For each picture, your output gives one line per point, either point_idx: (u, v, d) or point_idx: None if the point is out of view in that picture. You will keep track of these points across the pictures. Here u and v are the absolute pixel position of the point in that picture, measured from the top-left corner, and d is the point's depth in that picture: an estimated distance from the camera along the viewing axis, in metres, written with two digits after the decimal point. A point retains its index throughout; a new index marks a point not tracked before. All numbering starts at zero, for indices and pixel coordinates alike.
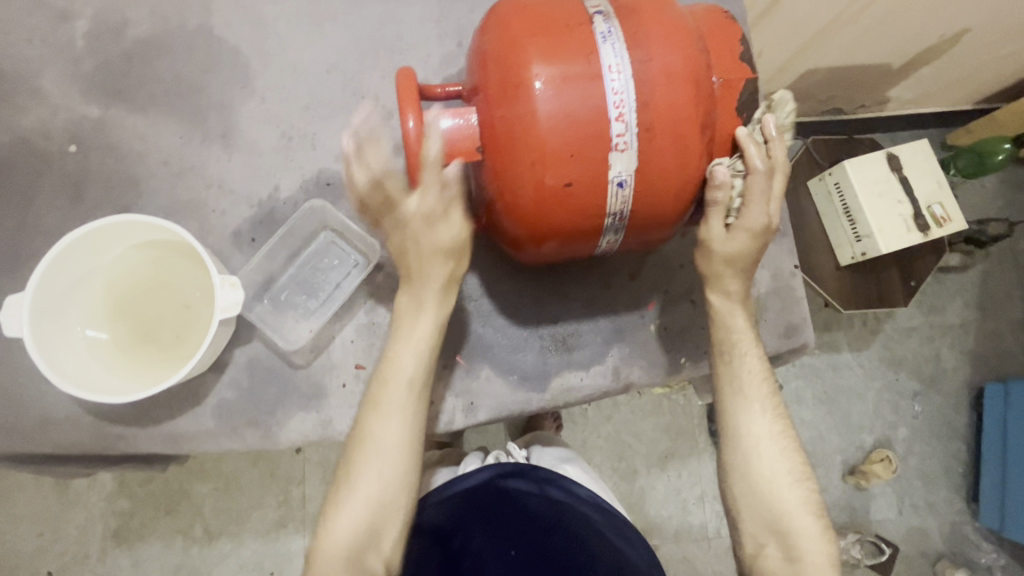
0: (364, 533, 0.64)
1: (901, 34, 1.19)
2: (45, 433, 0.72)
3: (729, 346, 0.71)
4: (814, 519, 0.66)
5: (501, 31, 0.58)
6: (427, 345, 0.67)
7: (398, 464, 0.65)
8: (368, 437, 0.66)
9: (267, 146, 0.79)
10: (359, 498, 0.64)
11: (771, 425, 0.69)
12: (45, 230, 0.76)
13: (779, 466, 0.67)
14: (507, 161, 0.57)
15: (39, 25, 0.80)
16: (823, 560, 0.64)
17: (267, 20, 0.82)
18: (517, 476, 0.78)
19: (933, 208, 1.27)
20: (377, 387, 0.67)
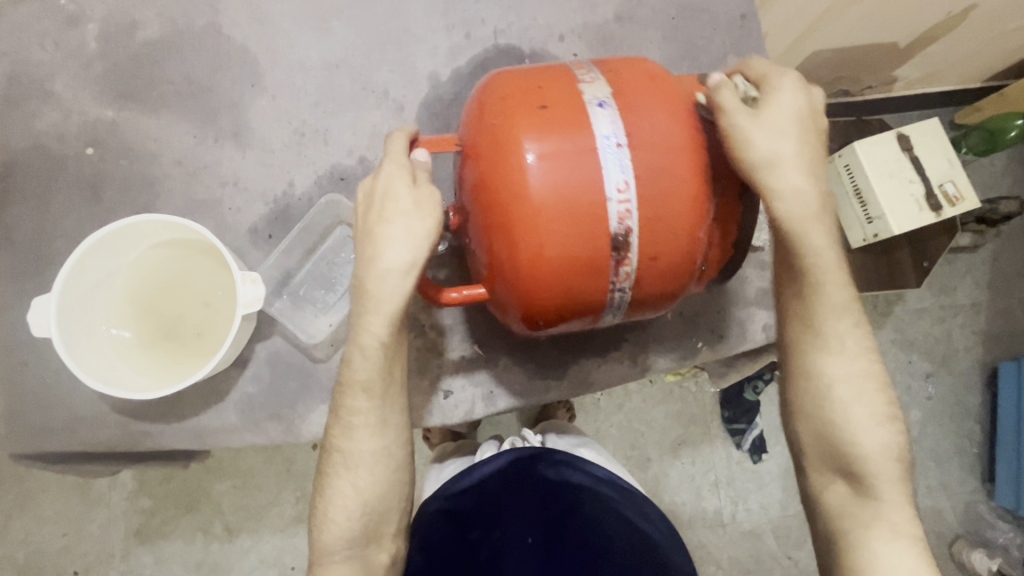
0: (354, 538, 0.64)
1: (909, 11, 1.18)
2: (72, 431, 0.73)
3: (815, 274, 0.64)
4: (892, 462, 0.63)
5: (492, 104, 0.59)
6: (383, 349, 0.62)
7: (372, 470, 0.64)
8: (355, 422, 0.64)
9: (279, 144, 0.80)
10: (343, 506, 0.64)
11: (851, 364, 0.65)
12: (64, 233, 0.77)
13: (859, 406, 0.64)
14: (503, 236, 0.57)
15: (49, 29, 0.81)
16: (900, 504, 0.61)
17: (274, 17, 0.82)
18: (536, 458, 0.79)
19: (945, 186, 1.26)
20: (343, 395, 0.65)
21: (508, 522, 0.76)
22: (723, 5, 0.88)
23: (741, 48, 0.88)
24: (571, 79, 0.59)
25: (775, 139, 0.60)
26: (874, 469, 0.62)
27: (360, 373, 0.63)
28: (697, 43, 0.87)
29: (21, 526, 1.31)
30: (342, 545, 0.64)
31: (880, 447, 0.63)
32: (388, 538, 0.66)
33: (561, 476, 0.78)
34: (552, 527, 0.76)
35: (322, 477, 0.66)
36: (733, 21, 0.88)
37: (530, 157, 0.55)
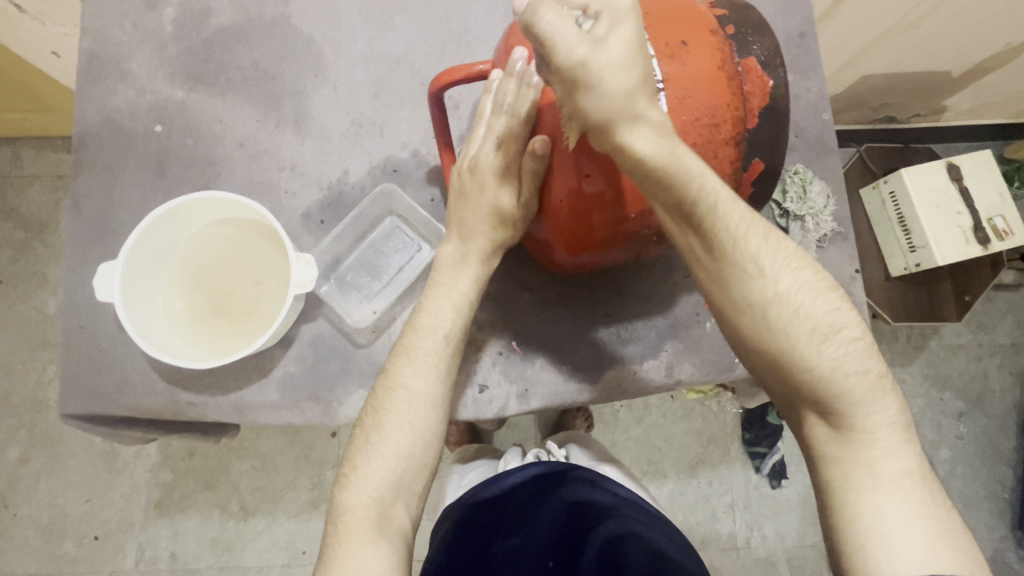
0: (391, 483, 0.62)
1: (967, 41, 1.17)
2: (122, 395, 0.76)
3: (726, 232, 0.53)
4: (860, 378, 0.54)
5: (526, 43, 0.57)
6: (457, 298, 0.69)
7: (429, 413, 0.65)
8: (399, 384, 0.66)
9: (338, 133, 0.82)
10: (393, 440, 0.63)
11: (791, 277, 0.55)
12: (128, 204, 0.81)
13: (806, 323, 0.54)
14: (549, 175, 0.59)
15: (128, 11, 0.85)
16: (881, 422, 0.53)
17: (340, 11, 0.85)
18: (567, 477, 0.84)
19: (994, 221, 1.23)
20: (413, 337, 0.68)
21: (524, 538, 0.77)
22: (782, 22, 0.88)
23: (797, 67, 0.88)
24: None
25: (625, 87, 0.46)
26: (824, 371, 0.53)
27: (439, 320, 0.68)
28: None
29: (50, 488, 1.35)
30: (379, 487, 0.61)
31: (815, 337, 0.54)
32: (416, 497, 0.63)
33: (591, 495, 0.81)
34: (568, 545, 0.76)
35: (372, 417, 0.65)
36: (790, 39, 0.88)
37: None
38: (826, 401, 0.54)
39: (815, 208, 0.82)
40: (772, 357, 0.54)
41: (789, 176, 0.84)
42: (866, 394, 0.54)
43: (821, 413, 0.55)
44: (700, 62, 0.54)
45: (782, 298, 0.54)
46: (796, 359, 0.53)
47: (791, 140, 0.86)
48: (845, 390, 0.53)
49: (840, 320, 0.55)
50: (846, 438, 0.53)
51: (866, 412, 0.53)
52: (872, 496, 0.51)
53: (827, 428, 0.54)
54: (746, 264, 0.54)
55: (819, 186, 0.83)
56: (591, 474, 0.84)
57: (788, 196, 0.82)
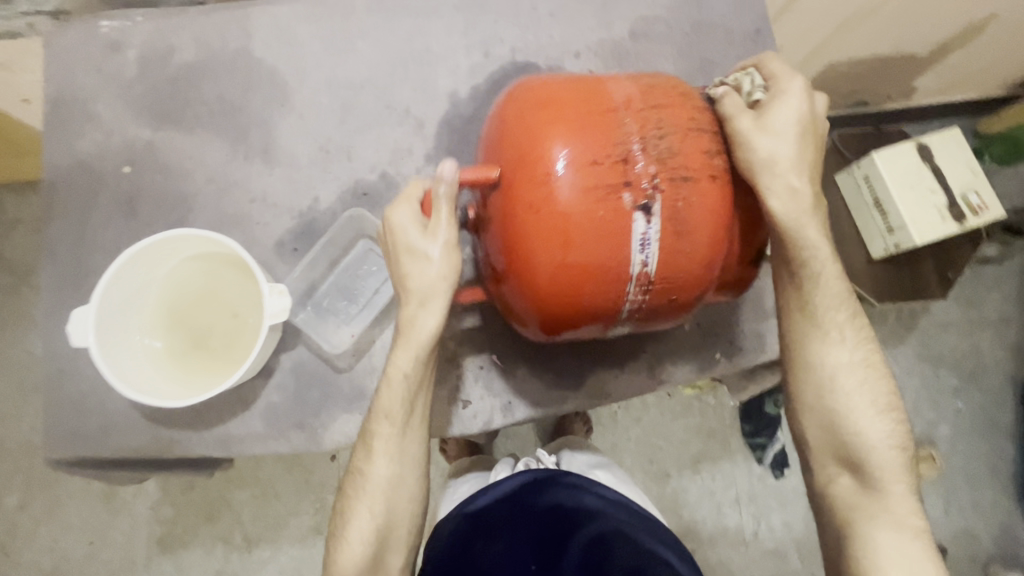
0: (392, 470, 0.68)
1: (928, 22, 1.19)
2: (106, 437, 0.76)
3: (817, 302, 0.67)
4: (897, 453, 0.65)
5: (528, 116, 0.61)
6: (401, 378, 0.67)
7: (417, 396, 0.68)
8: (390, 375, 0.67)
9: (306, 160, 0.83)
10: (368, 500, 0.67)
11: (854, 354, 0.67)
12: (101, 245, 0.81)
13: (862, 396, 0.66)
14: (527, 238, 0.59)
15: (92, 54, 0.85)
16: (903, 493, 0.64)
17: (302, 40, 0.86)
18: (553, 481, 0.83)
19: (968, 196, 1.25)
20: (385, 396, 0.67)
21: (510, 543, 0.76)
22: (738, 19, 0.90)
23: None
24: (609, 89, 0.61)
25: (775, 141, 0.62)
26: (871, 441, 0.65)
27: (390, 401, 0.67)
28: (711, 57, 0.88)
29: (52, 533, 1.34)
30: (363, 542, 0.66)
31: (869, 407, 0.66)
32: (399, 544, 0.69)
33: (576, 499, 0.81)
34: (553, 547, 0.75)
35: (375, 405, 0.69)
36: (747, 36, 0.89)
37: (561, 165, 0.58)
38: (855, 458, 0.65)
39: None
40: (828, 415, 0.67)
41: None
42: (893, 465, 0.65)
43: (848, 470, 0.66)
44: (685, 139, 0.59)
45: (844, 370, 0.66)
46: (841, 419, 0.66)
47: None
48: (877, 458, 0.64)
49: (890, 402, 0.67)
50: (870, 492, 0.64)
51: (893, 477, 0.64)
52: (873, 537, 0.62)
53: (852, 484, 0.66)
54: (828, 332, 0.67)
55: None
56: (579, 480, 0.84)
57: None
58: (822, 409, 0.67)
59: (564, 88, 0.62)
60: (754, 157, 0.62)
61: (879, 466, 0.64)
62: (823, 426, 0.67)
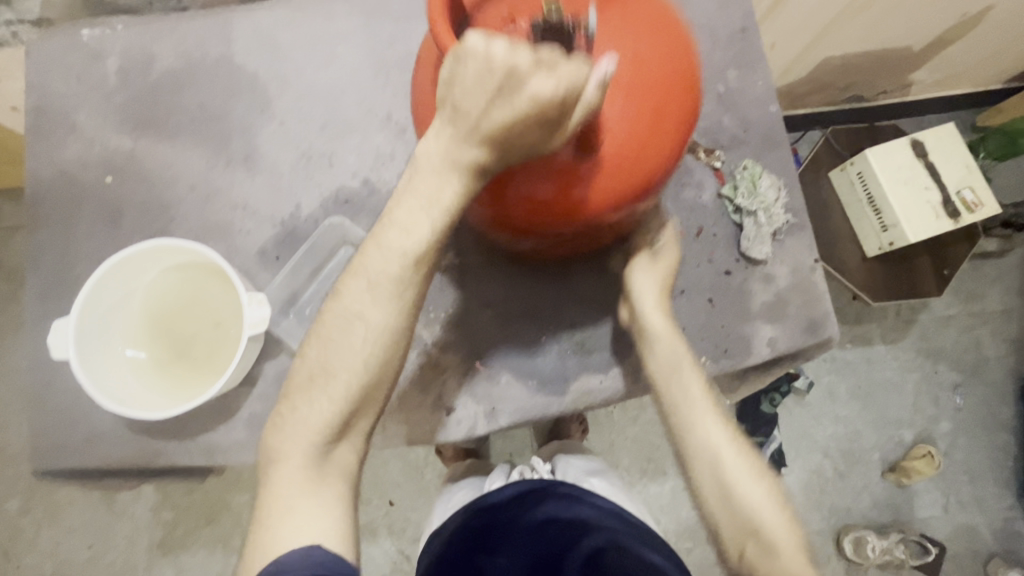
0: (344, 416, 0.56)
1: (920, 16, 1.18)
2: (91, 448, 0.76)
3: (672, 396, 0.71)
4: (780, 510, 0.65)
5: None
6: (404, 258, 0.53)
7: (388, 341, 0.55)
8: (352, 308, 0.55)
9: (288, 167, 0.83)
10: (328, 394, 0.55)
11: (722, 429, 0.69)
12: (85, 256, 0.81)
13: (740, 466, 0.67)
14: (611, 125, 0.52)
15: (73, 65, 0.85)
16: (796, 553, 0.62)
17: (283, 46, 0.86)
18: (546, 491, 0.86)
19: (963, 193, 1.24)
20: (353, 288, 0.55)
21: (509, 553, 0.76)
22: (723, 17, 0.88)
23: (742, 61, 0.88)
24: None
25: (652, 276, 0.74)
26: (752, 506, 0.65)
27: (373, 282, 0.54)
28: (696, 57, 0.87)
29: (51, 539, 1.34)
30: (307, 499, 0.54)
31: (748, 473, 0.67)
32: (359, 433, 0.58)
33: (572, 510, 0.81)
34: (550, 554, 0.74)
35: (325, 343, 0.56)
36: (732, 34, 0.88)
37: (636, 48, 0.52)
38: (749, 522, 0.65)
39: (766, 202, 0.81)
40: (719, 484, 0.67)
41: (738, 173, 0.84)
42: (779, 524, 0.64)
43: (751, 537, 0.65)
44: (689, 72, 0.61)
45: (715, 443, 0.69)
46: (728, 487, 0.67)
47: (741, 135, 0.86)
48: (765, 522, 0.64)
49: (761, 474, 0.68)
50: (769, 554, 0.63)
51: (787, 541, 0.63)
52: None
53: (756, 551, 0.64)
54: (691, 411, 0.70)
55: (769, 180, 0.83)
56: (573, 491, 0.86)
57: (739, 192, 0.82)
58: (706, 481, 0.68)
59: None
60: (631, 285, 0.75)
61: (768, 528, 0.64)
62: (715, 497, 0.67)
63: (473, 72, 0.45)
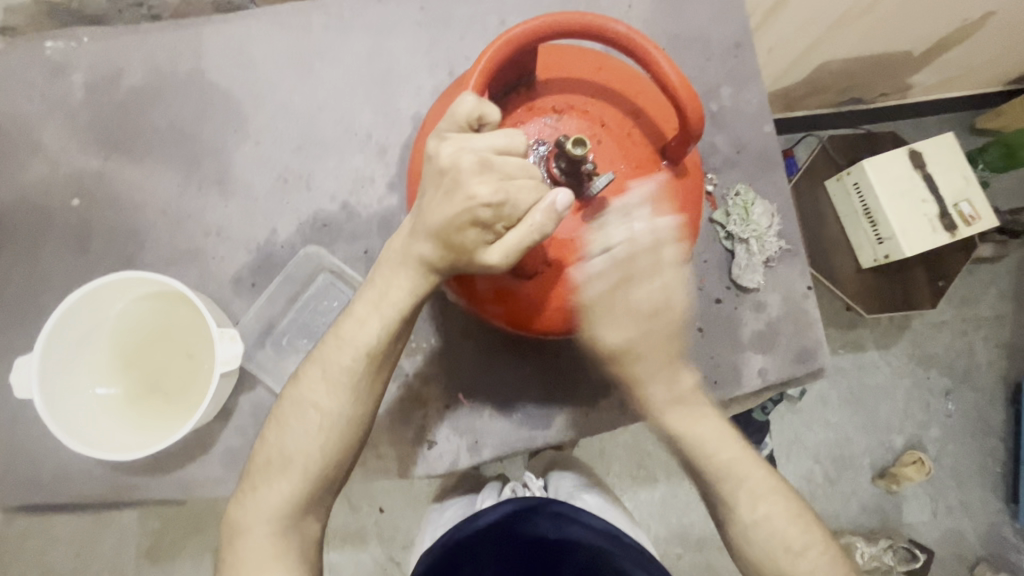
0: (294, 505, 0.58)
1: (920, 22, 1.14)
2: (62, 484, 0.74)
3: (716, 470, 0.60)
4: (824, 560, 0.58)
5: (613, 115, 0.52)
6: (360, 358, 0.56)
7: (344, 434, 0.58)
8: (303, 398, 0.58)
9: (263, 190, 0.79)
10: (286, 474, 0.58)
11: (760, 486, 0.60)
12: (51, 284, 0.78)
13: (777, 526, 0.58)
14: (580, 257, 0.52)
15: (36, 80, 0.81)
16: None
17: (257, 62, 0.82)
18: (537, 509, 0.81)
19: (960, 206, 1.21)
20: (309, 376, 0.58)
21: None
22: (717, 32, 0.85)
23: (736, 78, 0.84)
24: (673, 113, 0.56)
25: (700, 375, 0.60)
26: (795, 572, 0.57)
27: (331, 374, 0.57)
28: (688, 74, 0.84)
29: (27, 555, 1.30)
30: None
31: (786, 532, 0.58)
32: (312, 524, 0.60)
33: (560, 531, 0.78)
34: None
35: (278, 428, 0.59)
36: (726, 50, 0.85)
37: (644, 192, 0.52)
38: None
39: (758, 230, 0.79)
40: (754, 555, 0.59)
41: (730, 199, 0.81)
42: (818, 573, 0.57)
43: None
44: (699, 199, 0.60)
45: (753, 510, 0.59)
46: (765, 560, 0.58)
47: (734, 156, 0.83)
48: None
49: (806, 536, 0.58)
50: None
51: None
52: None
53: None
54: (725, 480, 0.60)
55: (762, 206, 0.80)
56: (564, 509, 0.81)
57: (731, 218, 0.79)
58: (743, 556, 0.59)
59: (635, 89, 0.54)
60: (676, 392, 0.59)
61: None
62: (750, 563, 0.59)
63: (434, 173, 0.47)
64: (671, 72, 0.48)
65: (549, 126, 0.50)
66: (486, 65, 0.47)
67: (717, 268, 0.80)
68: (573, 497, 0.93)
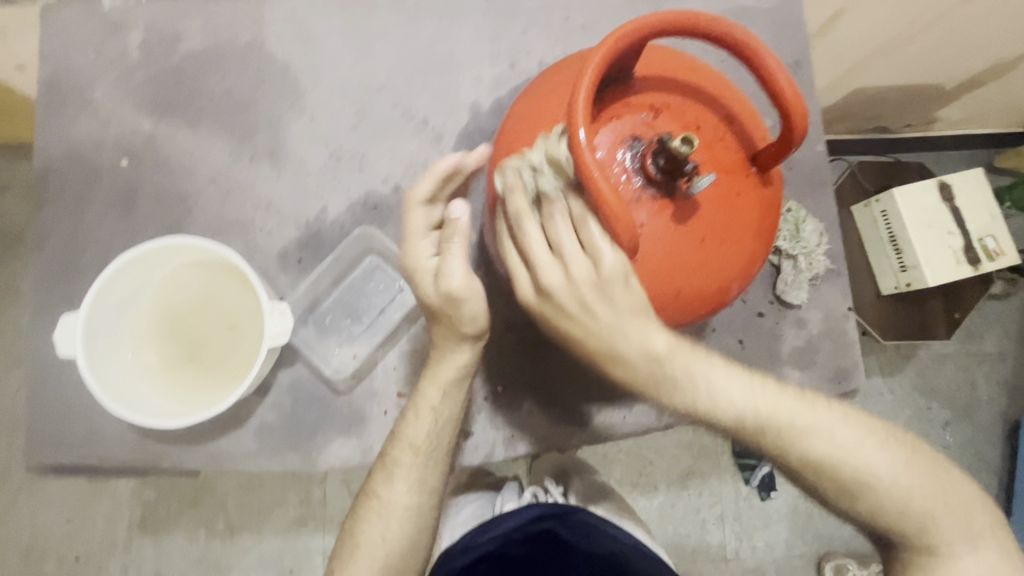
0: (392, 529, 0.68)
1: (960, 55, 1.15)
2: (91, 446, 0.73)
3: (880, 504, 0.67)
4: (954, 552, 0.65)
5: (705, 119, 0.51)
6: (427, 412, 0.66)
7: (426, 474, 0.68)
8: (405, 442, 0.68)
9: (315, 166, 0.79)
10: (392, 502, 0.68)
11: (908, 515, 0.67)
12: (92, 242, 0.77)
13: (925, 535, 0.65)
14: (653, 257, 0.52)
15: (92, 34, 0.80)
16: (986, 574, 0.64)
17: (318, 36, 0.81)
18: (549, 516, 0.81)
19: (985, 241, 1.23)
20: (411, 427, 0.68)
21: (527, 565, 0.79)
22: (777, 48, 0.86)
23: None
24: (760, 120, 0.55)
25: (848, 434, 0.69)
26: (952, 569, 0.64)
27: (398, 483, 0.68)
28: None
29: (15, 518, 1.26)
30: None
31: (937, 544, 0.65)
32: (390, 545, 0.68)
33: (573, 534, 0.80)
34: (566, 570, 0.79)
35: (383, 468, 0.69)
36: (785, 67, 0.85)
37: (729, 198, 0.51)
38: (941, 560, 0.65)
39: (808, 247, 0.79)
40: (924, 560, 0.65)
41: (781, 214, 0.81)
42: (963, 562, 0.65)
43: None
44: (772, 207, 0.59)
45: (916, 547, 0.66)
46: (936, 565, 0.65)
47: (786, 173, 0.83)
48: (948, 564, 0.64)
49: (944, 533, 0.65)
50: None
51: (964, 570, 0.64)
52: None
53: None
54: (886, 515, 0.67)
55: (812, 225, 0.81)
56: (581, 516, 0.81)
57: (781, 233, 0.80)
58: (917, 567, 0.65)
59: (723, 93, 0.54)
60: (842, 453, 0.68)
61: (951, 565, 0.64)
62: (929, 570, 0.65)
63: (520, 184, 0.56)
64: (781, 78, 0.46)
65: (644, 123, 0.50)
66: (600, 56, 0.45)
67: (761, 282, 0.81)
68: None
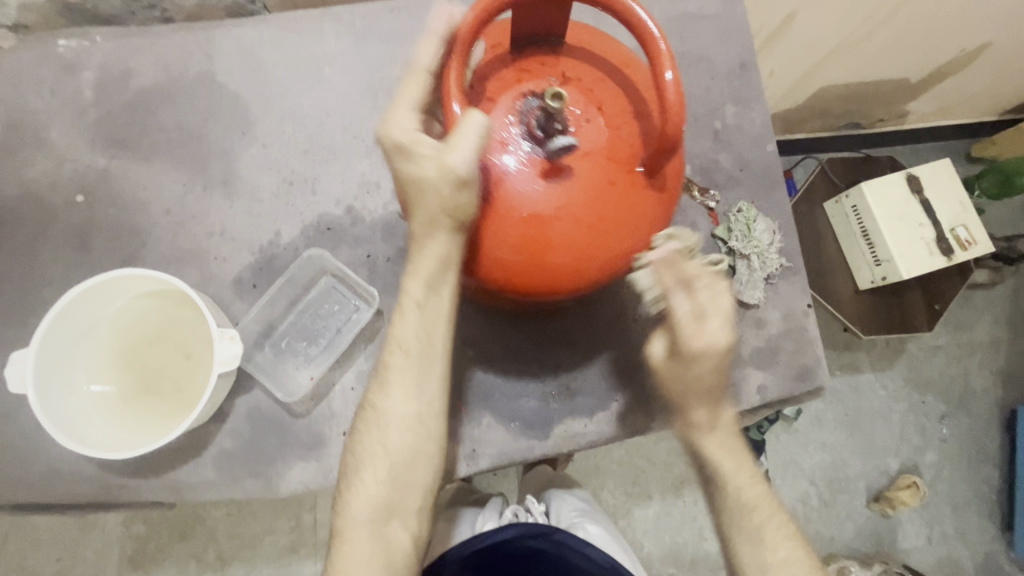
0: (396, 449, 0.63)
1: (919, 49, 1.16)
2: (50, 484, 0.73)
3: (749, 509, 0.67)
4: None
5: (603, 101, 0.55)
6: (416, 314, 0.61)
7: (423, 381, 0.63)
8: (396, 344, 0.63)
9: (267, 192, 0.80)
10: (385, 424, 0.63)
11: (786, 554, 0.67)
12: (50, 280, 0.77)
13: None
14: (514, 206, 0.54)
15: (47, 76, 0.82)
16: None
17: (267, 65, 0.82)
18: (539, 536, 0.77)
19: (956, 231, 1.22)
20: (401, 327, 0.62)
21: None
22: (721, 52, 0.87)
23: (740, 97, 0.86)
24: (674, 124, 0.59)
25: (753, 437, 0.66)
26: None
27: (390, 400, 0.63)
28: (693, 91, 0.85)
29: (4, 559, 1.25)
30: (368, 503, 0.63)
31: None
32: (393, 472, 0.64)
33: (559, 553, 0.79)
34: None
35: (376, 385, 0.64)
36: (731, 70, 0.86)
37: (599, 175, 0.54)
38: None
39: (760, 246, 0.79)
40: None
41: (733, 215, 0.82)
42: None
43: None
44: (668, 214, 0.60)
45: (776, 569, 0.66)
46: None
47: (737, 174, 0.84)
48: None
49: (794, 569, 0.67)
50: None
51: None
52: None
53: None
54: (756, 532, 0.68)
55: (763, 224, 0.81)
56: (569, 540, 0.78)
57: (733, 234, 0.80)
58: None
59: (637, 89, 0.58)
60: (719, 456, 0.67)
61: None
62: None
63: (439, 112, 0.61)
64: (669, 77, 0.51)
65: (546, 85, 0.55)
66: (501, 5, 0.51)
67: None
68: (575, 526, 0.90)
